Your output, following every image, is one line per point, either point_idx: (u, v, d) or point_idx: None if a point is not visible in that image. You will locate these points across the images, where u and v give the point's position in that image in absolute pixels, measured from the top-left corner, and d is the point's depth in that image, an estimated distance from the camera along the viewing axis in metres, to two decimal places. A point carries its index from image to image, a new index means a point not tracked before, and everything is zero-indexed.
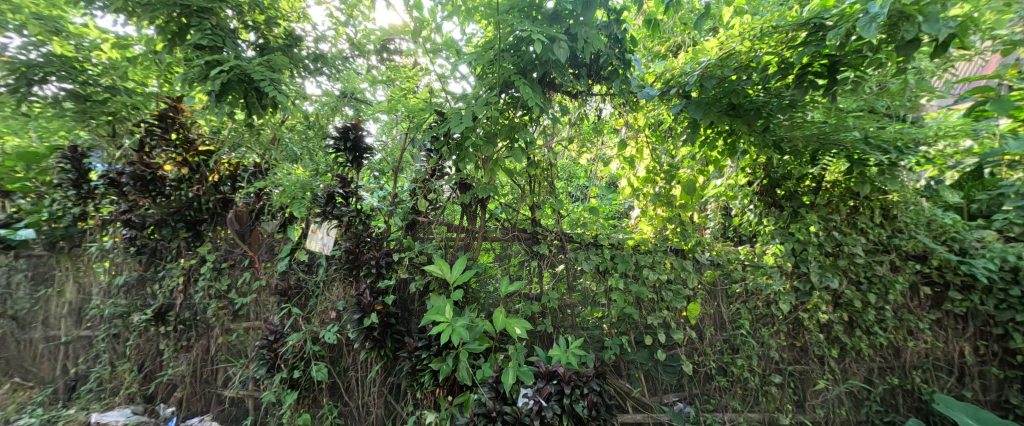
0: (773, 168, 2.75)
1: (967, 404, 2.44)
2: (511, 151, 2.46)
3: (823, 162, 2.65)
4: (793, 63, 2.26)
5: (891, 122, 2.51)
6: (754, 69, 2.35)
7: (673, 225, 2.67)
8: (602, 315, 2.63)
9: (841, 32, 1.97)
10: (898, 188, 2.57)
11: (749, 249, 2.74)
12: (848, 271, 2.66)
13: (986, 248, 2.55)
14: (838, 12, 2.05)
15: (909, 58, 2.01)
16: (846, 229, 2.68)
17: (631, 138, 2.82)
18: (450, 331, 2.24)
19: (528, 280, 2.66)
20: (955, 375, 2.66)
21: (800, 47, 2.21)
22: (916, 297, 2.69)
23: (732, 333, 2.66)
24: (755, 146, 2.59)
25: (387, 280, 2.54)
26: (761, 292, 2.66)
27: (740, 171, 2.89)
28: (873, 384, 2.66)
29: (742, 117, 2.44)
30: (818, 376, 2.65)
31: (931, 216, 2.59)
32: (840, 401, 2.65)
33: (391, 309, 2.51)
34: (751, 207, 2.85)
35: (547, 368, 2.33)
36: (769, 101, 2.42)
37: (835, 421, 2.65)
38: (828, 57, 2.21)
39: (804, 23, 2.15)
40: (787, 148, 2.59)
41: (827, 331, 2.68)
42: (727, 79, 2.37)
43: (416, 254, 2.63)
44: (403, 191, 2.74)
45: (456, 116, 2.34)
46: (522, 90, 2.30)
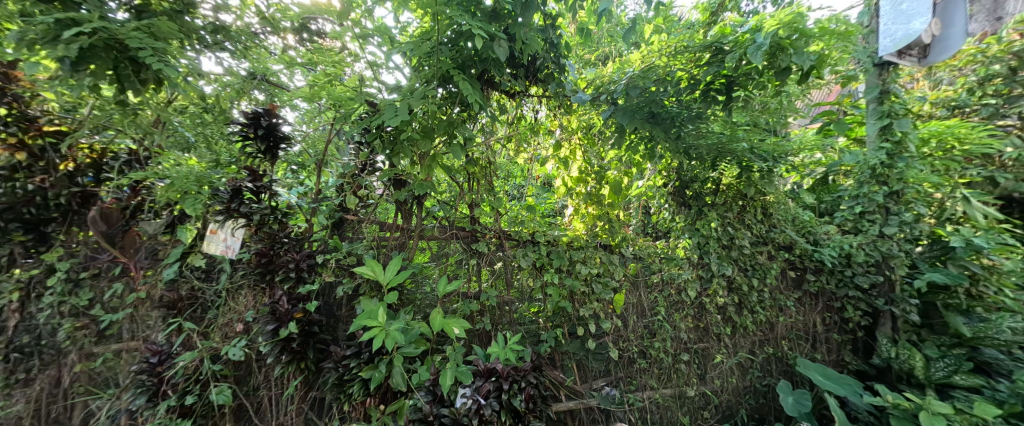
0: (683, 172, 3.13)
1: (817, 365, 3.06)
2: (450, 147, 2.37)
3: (720, 167, 3.07)
4: (700, 79, 2.60)
5: (769, 136, 3.00)
6: (670, 83, 2.65)
7: (602, 222, 2.87)
8: (538, 310, 2.73)
9: (736, 56, 2.35)
10: (774, 190, 3.08)
11: (664, 243, 3.05)
12: (738, 260, 3.12)
13: (830, 239, 3.23)
14: (733, 39, 2.43)
15: (785, 82, 2.43)
16: (737, 225, 3.13)
17: (564, 140, 3.00)
18: (384, 336, 2.08)
19: (465, 279, 2.62)
20: (811, 342, 3.34)
21: (706, 65, 2.57)
22: (783, 280, 3.31)
23: (651, 319, 2.95)
24: (670, 151, 2.91)
25: (308, 285, 2.29)
26: (673, 281, 2.99)
27: (657, 173, 3.19)
28: (753, 354, 3.20)
29: (660, 125, 2.73)
30: (716, 351, 3.09)
31: (795, 214, 3.17)
32: (732, 371, 3.13)
33: (313, 316, 2.28)
34: (666, 206, 3.18)
35: (486, 366, 2.30)
36: (682, 112, 2.73)
37: (725, 388, 3.12)
38: (726, 77, 2.58)
39: (708, 46, 2.51)
40: (694, 154, 2.98)
41: (723, 312, 3.14)
42: (649, 90, 2.64)
43: (344, 255, 2.42)
44: (329, 186, 2.51)
45: (389, 108, 2.16)
46: (461, 85, 2.22)
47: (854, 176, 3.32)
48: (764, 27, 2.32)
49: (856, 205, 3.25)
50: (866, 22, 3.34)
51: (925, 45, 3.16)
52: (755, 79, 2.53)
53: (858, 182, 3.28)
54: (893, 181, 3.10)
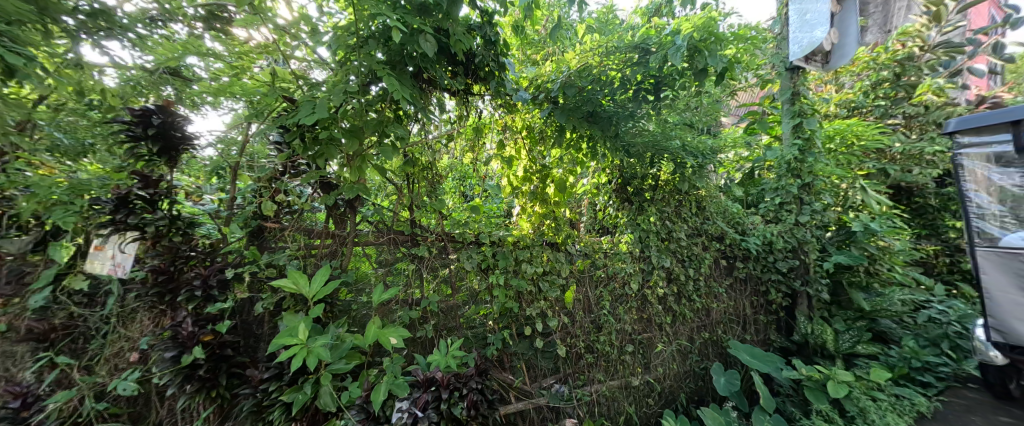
0: (624, 169, 3.19)
1: (744, 345, 3.28)
2: (381, 147, 2.17)
3: (656, 163, 3.18)
4: (628, 80, 2.71)
5: (696, 135, 3.24)
6: (605, 84, 2.71)
7: (548, 221, 2.91)
8: (485, 312, 2.65)
9: (658, 57, 2.51)
10: (705, 185, 3.26)
11: (609, 238, 3.11)
12: (677, 252, 3.26)
13: (756, 228, 3.53)
14: (656, 41, 2.60)
15: (703, 82, 2.58)
16: (674, 218, 3.26)
17: (509, 139, 3.02)
18: (306, 355, 1.89)
19: (403, 286, 2.48)
20: (741, 325, 3.59)
21: (632, 65, 2.68)
22: (716, 269, 3.50)
23: (597, 314, 2.99)
24: (610, 150, 3.02)
25: (219, 303, 2.03)
26: (617, 275, 3.07)
27: (602, 170, 3.20)
28: (689, 341, 3.36)
29: (598, 124, 2.83)
30: (658, 340, 3.21)
31: (725, 207, 3.42)
32: (672, 358, 3.28)
33: (226, 337, 2.04)
34: (611, 202, 3.21)
35: (425, 375, 2.18)
36: (618, 111, 2.83)
37: (666, 375, 3.25)
38: (654, 77, 2.72)
39: (635, 46, 2.63)
40: (633, 152, 3.04)
41: (664, 302, 3.27)
42: (584, 89, 2.71)
43: (263, 268, 2.18)
44: (242, 190, 2.24)
45: (306, 104, 1.95)
46: (386, 81, 1.99)
47: (776, 170, 3.59)
48: (682, 31, 2.49)
49: (776, 197, 3.55)
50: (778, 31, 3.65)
51: (827, 52, 3.46)
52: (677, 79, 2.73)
53: (778, 175, 3.56)
54: (804, 174, 3.40)
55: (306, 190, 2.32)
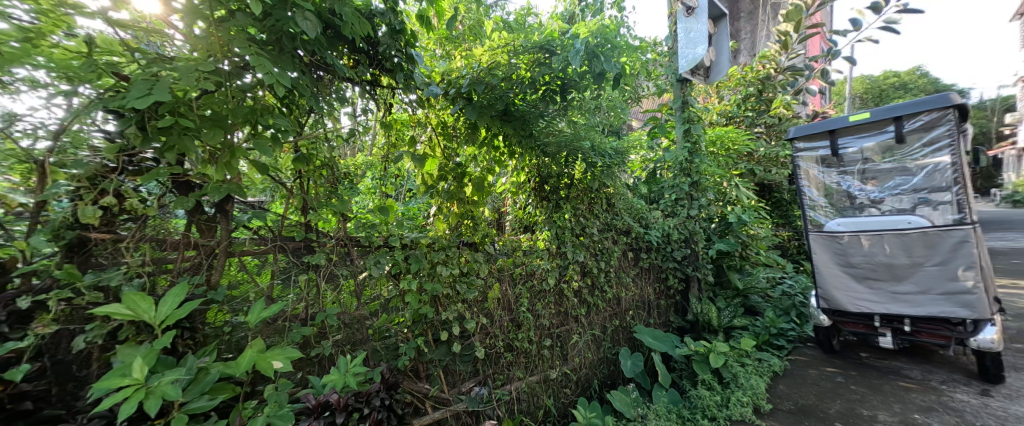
0: (541, 168, 3.25)
1: (646, 329, 3.65)
2: (254, 140, 1.82)
3: (566, 161, 3.25)
4: (534, 79, 2.70)
5: (601, 135, 3.41)
6: (514, 83, 2.72)
7: (466, 220, 2.88)
8: (397, 320, 2.49)
9: (560, 59, 2.53)
10: (613, 182, 3.44)
11: (528, 237, 3.18)
12: (590, 247, 3.39)
13: (658, 223, 3.89)
14: (559, 44, 2.63)
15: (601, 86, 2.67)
16: (587, 216, 3.37)
17: (424, 136, 2.91)
18: (146, 397, 1.51)
19: (294, 299, 2.18)
20: (646, 311, 3.90)
21: (539, 66, 2.67)
22: (625, 260, 3.73)
23: (516, 311, 2.98)
24: (525, 149, 3.09)
25: (12, 342, 1.55)
26: (535, 273, 3.09)
27: (520, 169, 3.32)
28: (602, 330, 3.57)
29: (509, 122, 2.85)
30: (573, 332, 3.33)
31: (632, 204, 3.64)
32: (586, 347, 3.46)
33: (27, 387, 1.56)
34: (529, 201, 3.36)
35: (318, 400, 1.93)
36: (530, 110, 2.89)
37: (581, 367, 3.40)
38: (561, 79, 2.77)
39: (540, 47, 2.63)
40: (547, 152, 3.15)
41: (579, 296, 3.39)
42: (495, 87, 2.69)
43: (84, 293, 1.67)
44: (52, 193, 1.64)
45: (138, 82, 1.56)
46: (257, 64, 1.65)
47: (672, 171, 3.98)
48: (579, 35, 2.60)
49: (673, 193, 3.91)
50: (669, 45, 4.01)
51: (707, 68, 4.00)
52: (580, 81, 2.75)
53: (673, 175, 3.98)
54: (693, 174, 3.82)
55: (155, 188, 1.88)
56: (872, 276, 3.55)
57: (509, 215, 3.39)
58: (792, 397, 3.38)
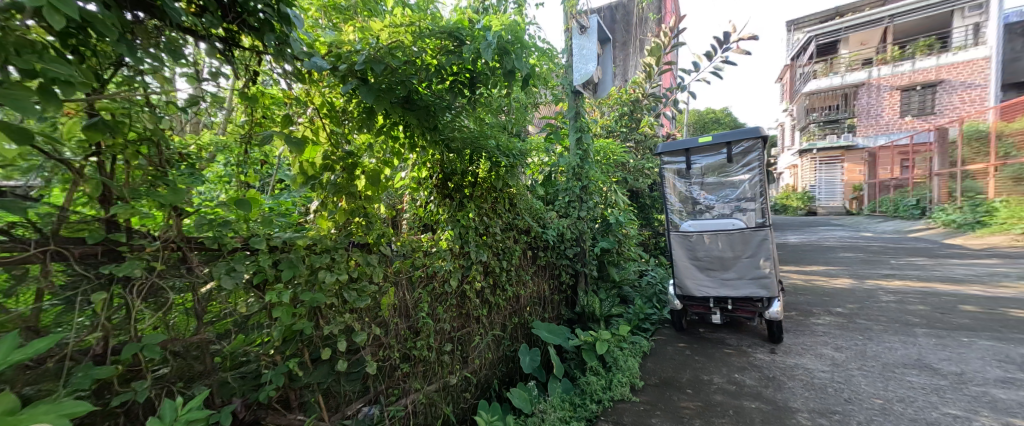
0: (445, 165, 3.32)
1: (543, 324, 4.43)
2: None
3: (472, 161, 3.49)
4: (442, 67, 2.54)
5: (506, 135, 3.45)
6: (418, 68, 2.46)
7: (357, 218, 2.57)
8: (259, 341, 2.08)
9: (471, 49, 2.37)
10: (515, 182, 3.83)
11: (430, 236, 3.27)
12: (492, 245, 3.79)
13: (553, 222, 4.69)
14: (468, 33, 2.46)
15: (509, 85, 2.66)
16: (490, 215, 3.75)
17: (302, 115, 2.41)
18: None
19: (83, 325, 1.60)
20: (541, 306, 4.69)
21: (447, 54, 2.52)
22: (525, 258, 4.39)
23: (415, 317, 3.06)
24: (429, 143, 2.94)
25: None
26: (437, 274, 3.23)
27: (422, 165, 3.25)
28: (502, 327, 4.10)
29: (412, 111, 2.59)
30: (474, 334, 3.67)
31: (531, 204, 4.21)
32: (487, 347, 3.87)
33: None
34: (432, 198, 3.35)
35: None
36: (434, 101, 2.69)
37: (490, 363, 3.94)
38: (469, 71, 2.71)
39: (448, 34, 2.44)
40: (452, 147, 3.15)
41: (480, 295, 3.78)
42: (394, 69, 2.36)
43: None
44: None
45: None
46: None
47: (565, 175, 4.80)
48: (490, 28, 2.50)
49: (569, 195, 4.77)
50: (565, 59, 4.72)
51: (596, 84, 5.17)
52: (489, 77, 2.75)
53: (566, 179, 4.81)
54: (584, 178, 4.75)
55: None
56: (711, 267, 5.20)
57: (406, 215, 3.18)
58: (657, 372, 4.52)
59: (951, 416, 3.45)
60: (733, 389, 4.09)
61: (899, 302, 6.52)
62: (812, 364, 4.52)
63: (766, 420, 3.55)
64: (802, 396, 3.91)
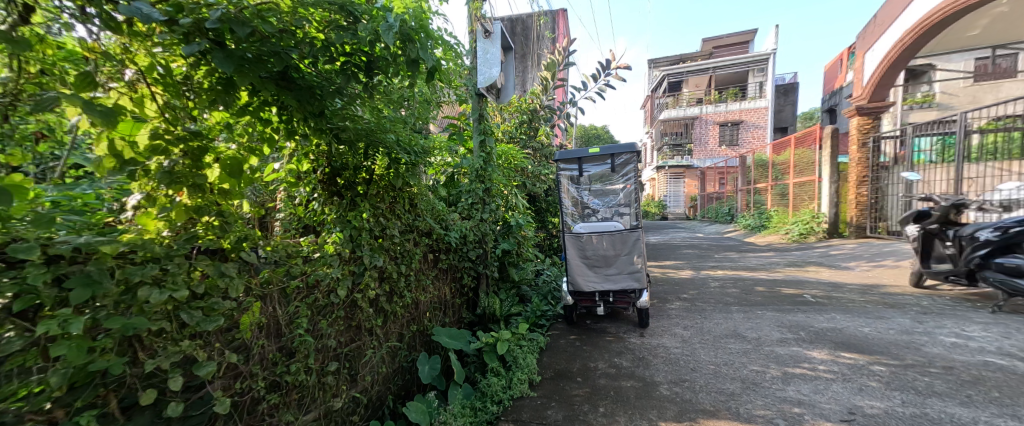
0: (333, 158, 3.00)
1: (443, 329, 4.12)
2: None
3: (368, 156, 3.20)
4: (331, 44, 2.36)
5: (406, 129, 3.24)
6: (298, 40, 2.21)
7: (207, 220, 2.12)
8: (28, 391, 1.57)
9: (369, 28, 2.28)
10: (416, 181, 3.63)
11: (311, 240, 2.85)
12: (389, 249, 3.48)
13: (457, 224, 4.42)
14: (364, 11, 2.36)
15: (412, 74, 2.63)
16: (388, 215, 3.47)
17: (111, 75, 1.81)
18: None
19: None
20: (442, 310, 4.42)
21: (336, 29, 2.35)
22: (426, 262, 4.12)
23: (288, 337, 2.63)
24: (314, 131, 2.63)
25: None
26: (320, 283, 2.84)
27: (300, 157, 2.88)
28: (399, 336, 3.74)
29: (293, 90, 2.30)
30: (365, 348, 3.28)
31: (432, 205, 3.99)
32: (381, 362, 3.49)
33: None
34: (315, 195, 2.97)
35: None
36: (319, 81, 2.46)
37: (384, 378, 3.54)
38: (365, 54, 2.54)
39: (341, 8, 2.30)
40: (342, 138, 2.81)
41: (374, 304, 3.42)
42: (265, 37, 2.07)
43: None
44: None
45: None
46: None
47: (468, 176, 4.66)
48: (390, 10, 2.45)
49: (474, 195, 4.62)
50: (469, 60, 4.69)
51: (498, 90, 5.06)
52: (388, 61, 2.57)
53: (469, 180, 4.67)
54: (487, 181, 4.66)
55: None
56: (597, 264, 5.40)
57: (281, 216, 2.78)
58: (551, 365, 4.59)
59: (755, 370, 4.24)
60: (613, 372, 4.34)
61: (722, 286, 7.80)
62: (667, 342, 5.09)
63: (640, 396, 3.86)
64: (663, 370, 4.36)
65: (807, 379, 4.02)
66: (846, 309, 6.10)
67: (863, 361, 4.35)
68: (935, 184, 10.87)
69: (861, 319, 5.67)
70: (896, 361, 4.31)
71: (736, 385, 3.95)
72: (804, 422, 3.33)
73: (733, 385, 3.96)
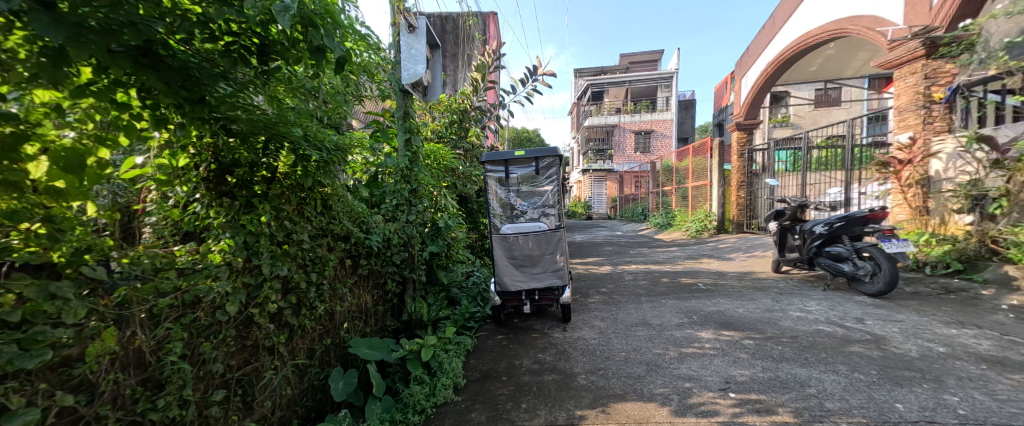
0: (221, 154, 2.64)
1: (363, 339, 3.81)
2: None
3: (270, 152, 2.83)
4: (212, 20, 1.98)
5: (314, 124, 2.86)
6: (167, 12, 1.82)
7: (26, 225, 1.74)
8: None
9: (257, 5, 1.89)
10: (330, 182, 3.29)
11: (189, 249, 2.52)
12: (297, 256, 3.11)
13: (378, 226, 4.15)
14: None
15: (317, 64, 2.34)
16: (296, 218, 3.12)
17: None
18: None
19: None
20: (362, 320, 4.08)
21: (217, 3, 1.95)
22: (343, 268, 3.77)
23: (158, 366, 2.19)
24: (193, 124, 2.30)
25: None
26: (203, 301, 2.42)
27: (177, 150, 2.51)
28: (309, 353, 3.33)
29: (160, 70, 1.93)
30: (265, 369, 2.86)
31: (350, 207, 3.69)
32: (286, 382, 3.07)
33: None
34: (196, 197, 2.64)
35: None
36: (196, 62, 2.07)
37: (290, 401, 3.12)
38: (258, 36, 2.18)
39: None
40: (232, 130, 2.45)
41: (275, 318, 3.01)
42: (115, 4, 1.68)
43: None
44: None
45: None
46: None
47: (393, 177, 4.42)
48: None
49: (398, 195, 4.39)
50: (392, 54, 4.52)
51: (425, 87, 4.93)
52: (289, 48, 2.25)
53: (394, 180, 4.44)
54: (413, 181, 4.46)
55: None
56: (524, 264, 5.39)
57: (152, 221, 2.56)
58: (476, 367, 4.46)
59: (658, 353, 4.52)
60: (536, 368, 4.33)
61: (635, 279, 8.30)
62: (586, 334, 5.23)
63: (559, 388, 3.89)
64: (581, 361, 4.46)
65: (698, 356, 4.38)
66: (728, 294, 6.81)
67: (736, 337, 4.84)
68: (787, 189, 12.42)
69: (740, 301, 6.37)
70: (759, 335, 4.88)
71: (641, 368, 4.17)
72: (695, 395, 3.59)
73: (639, 368, 4.18)
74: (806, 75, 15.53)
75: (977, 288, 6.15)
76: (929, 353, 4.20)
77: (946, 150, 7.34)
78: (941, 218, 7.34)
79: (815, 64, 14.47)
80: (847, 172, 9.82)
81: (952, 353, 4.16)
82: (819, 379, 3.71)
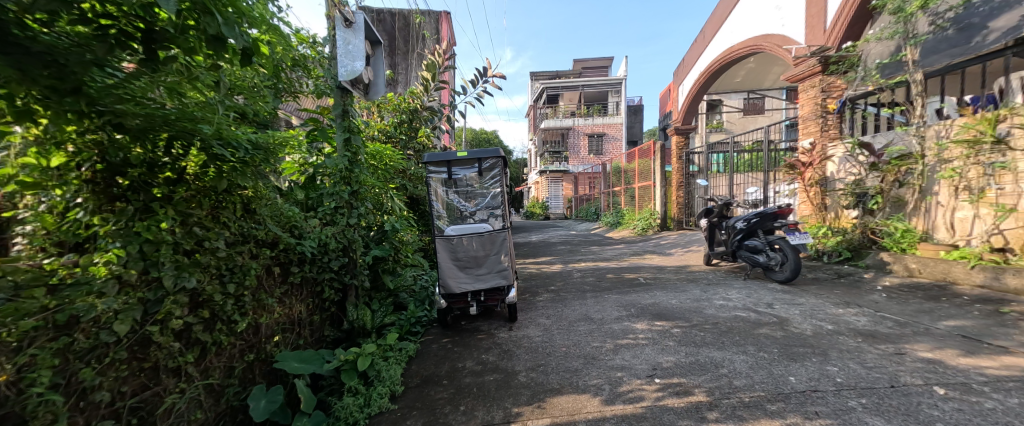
0: (110, 152, 2.29)
1: (293, 353, 3.53)
2: None
3: (174, 151, 2.56)
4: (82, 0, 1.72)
5: (223, 117, 2.60)
6: None
7: None
8: None
9: None
10: (252, 184, 3.04)
11: (58, 260, 2.15)
12: (211, 266, 2.83)
13: (312, 231, 3.90)
14: None
15: (217, 53, 2.13)
16: (208, 224, 2.85)
17: None
18: None
19: None
20: (295, 331, 3.81)
21: None
22: (270, 276, 3.48)
23: (21, 398, 1.87)
24: (67, 117, 1.99)
25: None
26: (81, 321, 2.11)
27: (51, 149, 2.12)
28: (226, 371, 3.02)
29: (11, 54, 1.68)
30: (168, 393, 2.55)
31: (277, 210, 3.49)
32: (198, 406, 2.76)
33: None
34: (79, 201, 2.27)
35: None
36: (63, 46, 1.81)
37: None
38: (143, 20, 1.94)
39: None
40: (118, 124, 2.17)
41: (183, 336, 2.69)
42: None
43: None
44: None
45: None
46: None
47: (331, 178, 4.19)
48: None
49: (336, 197, 4.18)
50: (329, 48, 4.26)
51: (368, 84, 4.69)
52: (182, 36, 2.03)
53: (332, 182, 4.22)
54: (353, 183, 4.29)
55: None
56: (468, 265, 5.36)
57: (28, 230, 2.15)
58: (417, 372, 4.33)
59: (595, 346, 4.69)
60: (478, 369, 4.30)
61: (583, 276, 8.59)
62: (531, 333, 5.29)
63: (499, 387, 3.91)
64: (523, 359, 4.50)
65: (633, 347, 4.61)
66: (664, 287, 7.27)
67: (667, 326, 5.18)
68: (717, 189, 13.57)
69: (674, 293, 6.83)
70: (686, 323, 5.25)
71: (578, 362, 4.30)
72: (624, 383, 3.78)
73: (576, 362, 4.31)
74: (733, 84, 16.97)
75: (861, 272, 7.15)
76: (821, 330, 4.78)
77: (837, 155, 8.47)
78: (836, 213, 8.38)
79: (740, 76, 15.91)
80: (765, 172, 10.94)
81: (839, 330, 4.76)
82: (732, 360, 4.07)
